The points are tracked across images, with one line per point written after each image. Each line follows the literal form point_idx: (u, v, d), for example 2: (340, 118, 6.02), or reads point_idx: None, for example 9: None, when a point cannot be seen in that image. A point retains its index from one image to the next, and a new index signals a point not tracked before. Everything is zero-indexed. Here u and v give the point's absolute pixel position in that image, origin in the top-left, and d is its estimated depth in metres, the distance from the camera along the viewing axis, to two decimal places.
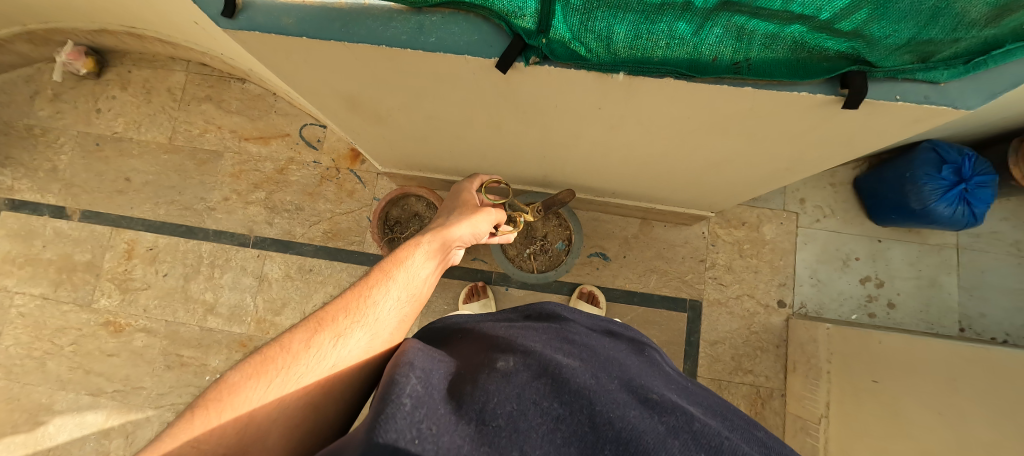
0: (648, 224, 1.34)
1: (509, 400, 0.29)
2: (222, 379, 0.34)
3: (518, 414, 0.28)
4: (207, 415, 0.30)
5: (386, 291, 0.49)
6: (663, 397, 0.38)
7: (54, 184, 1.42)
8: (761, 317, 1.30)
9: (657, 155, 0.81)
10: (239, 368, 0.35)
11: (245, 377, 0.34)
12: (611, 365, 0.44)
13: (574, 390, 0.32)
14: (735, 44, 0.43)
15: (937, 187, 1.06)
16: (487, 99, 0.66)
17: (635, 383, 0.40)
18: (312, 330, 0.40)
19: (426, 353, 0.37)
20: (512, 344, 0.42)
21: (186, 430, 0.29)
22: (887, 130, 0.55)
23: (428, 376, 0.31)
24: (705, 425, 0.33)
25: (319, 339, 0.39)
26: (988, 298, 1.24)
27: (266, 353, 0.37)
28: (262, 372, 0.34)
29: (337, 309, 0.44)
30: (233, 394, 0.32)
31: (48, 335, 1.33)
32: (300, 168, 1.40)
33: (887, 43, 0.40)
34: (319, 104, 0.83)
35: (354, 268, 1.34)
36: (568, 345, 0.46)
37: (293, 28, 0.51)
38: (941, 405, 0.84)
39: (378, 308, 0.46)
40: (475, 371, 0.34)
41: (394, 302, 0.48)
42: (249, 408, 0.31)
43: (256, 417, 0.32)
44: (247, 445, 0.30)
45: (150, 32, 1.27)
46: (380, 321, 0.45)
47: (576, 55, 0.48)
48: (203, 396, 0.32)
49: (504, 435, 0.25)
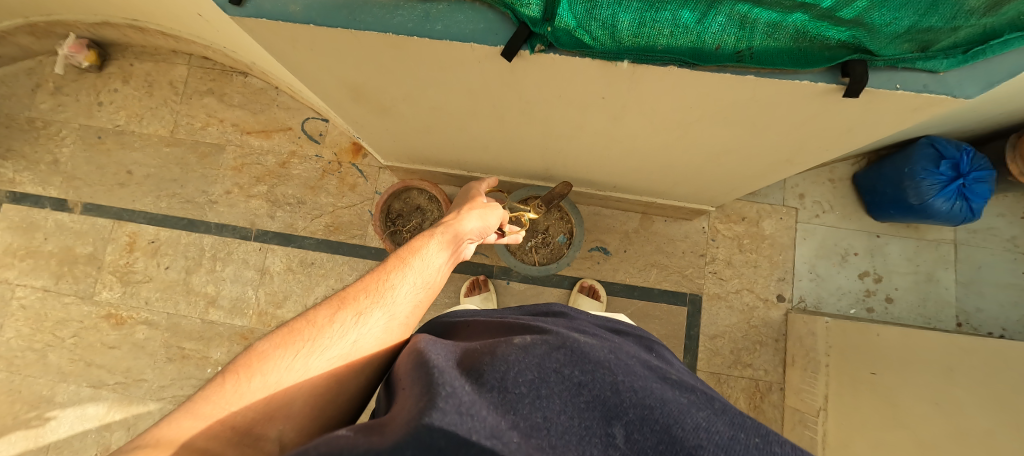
0: (648, 218, 1.35)
1: (530, 370, 0.30)
2: (253, 346, 0.38)
3: (539, 383, 0.29)
4: (237, 379, 0.33)
5: (403, 276, 0.51)
6: (679, 379, 0.38)
7: (55, 177, 1.42)
8: (760, 311, 1.30)
9: (658, 147, 0.82)
10: (267, 338, 0.39)
11: (273, 345, 0.37)
12: (625, 349, 0.44)
13: (593, 360, 0.33)
14: (738, 32, 0.44)
15: (934, 182, 1.07)
16: (490, 89, 0.66)
17: (650, 366, 0.40)
18: (334, 308, 0.43)
19: (441, 342, 0.38)
20: (526, 327, 0.42)
21: (221, 388, 0.32)
22: (887, 119, 0.55)
23: (449, 358, 0.32)
24: (725, 404, 0.33)
25: (341, 316, 0.43)
26: (985, 293, 1.25)
27: (293, 326, 0.40)
28: (288, 342, 0.38)
29: (357, 290, 0.47)
30: (264, 359, 0.35)
31: (49, 328, 1.34)
32: (302, 162, 1.40)
33: (888, 31, 0.41)
34: (323, 94, 0.83)
35: (356, 261, 1.34)
36: (581, 333, 0.47)
37: (300, 16, 0.52)
38: (937, 395, 0.85)
39: (395, 291, 0.48)
40: (494, 345, 0.35)
41: (410, 286, 0.50)
42: (276, 372, 0.34)
43: (283, 386, 0.34)
44: (274, 409, 0.33)
45: (153, 25, 1.27)
46: (397, 304, 0.48)
47: (581, 43, 0.49)
48: (237, 360, 0.36)
49: (527, 404, 0.26)
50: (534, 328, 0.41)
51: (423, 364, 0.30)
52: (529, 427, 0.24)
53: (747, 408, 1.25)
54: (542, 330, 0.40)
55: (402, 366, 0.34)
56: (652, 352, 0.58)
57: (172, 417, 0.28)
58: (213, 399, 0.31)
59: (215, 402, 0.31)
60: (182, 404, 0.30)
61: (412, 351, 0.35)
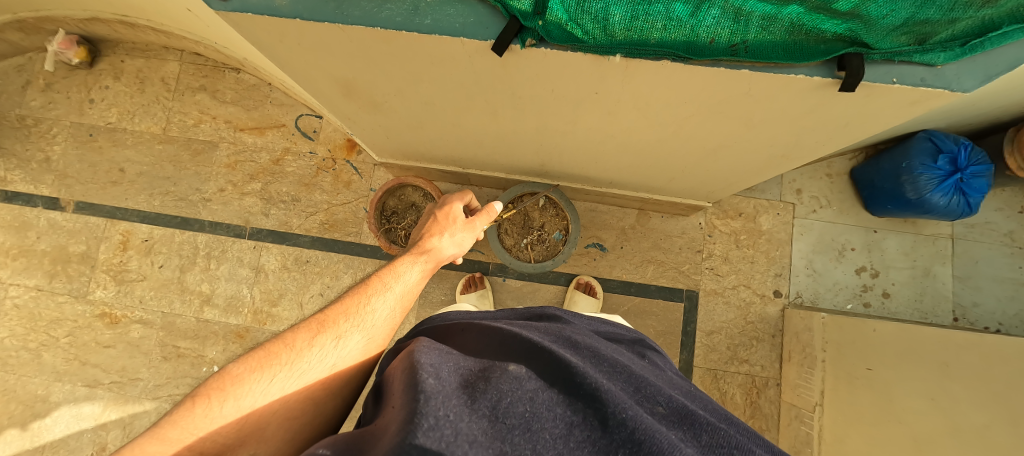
0: (645, 214, 1.34)
1: (521, 402, 0.29)
2: (226, 369, 0.40)
3: (529, 416, 0.28)
4: (206, 405, 0.35)
5: (383, 299, 0.55)
6: (670, 405, 0.38)
7: (47, 175, 1.41)
8: (756, 307, 1.30)
9: (653, 143, 0.81)
10: (241, 362, 0.41)
11: (248, 369, 0.40)
12: (617, 369, 0.44)
13: (585, 393, 0.32)
14: (732, 26, 0.43)
15: (933, 177, 1.07)
16: (483, 84, 0.65)
17: (642, 392, 0.40)
18: (314, 332, 0.47)
19: (436, 351, 0.37)
20: (520, 342, 0.42)
21: (189, 411, 0.35)
22: (883, 113, 0.54)
23: (441, 372, 0.32)
24: (713, 435, 0.34)
25: (321, 339, 0.46)
26: (981, 288, 1.25)
27: (269, 349, 0.43)
28: (264, 365, 0.40)
29: (337, 313, 0.50)
30: (236, 382, 0.38)
31: (43, 327, 1.33)
32: (296, 159, 1.39)
33: (884, 23, 0.41)
34: (314, 90, 0.82)
35: (351, 259, 1.34)
36: (575, 348, 0.46)
37: (286, 10, 0.51)
38: (932, 391, 0.84)
39: (373, 314, 0.53)
40: (486, 371, 0.34)
41: (388, 308, 0.55)
42: (250, 395, 0.37)
43: (258, 412, 0.36)
44: (246, 434, 0.35)
45: (143, 21, 1.25)
46: (373, 324, 0.52)
47: (572, 37, 0.48)
48: (208, 384, 0.38)
49: (516, 436, 0.26)
50: (529, 344, 0.41)
51: (414, 382, 0.29)
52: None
53: (743, 404, 1.25)
54: (536, 349, 0.40)
55: (394, 377, 0.34)
56: (643, 359, 0.57)
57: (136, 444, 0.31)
58: (180, 423, 0.33)
59: (182, 427, 0.33)
60: (148, 429, 0.33)
61: (407, 362, 0.34)
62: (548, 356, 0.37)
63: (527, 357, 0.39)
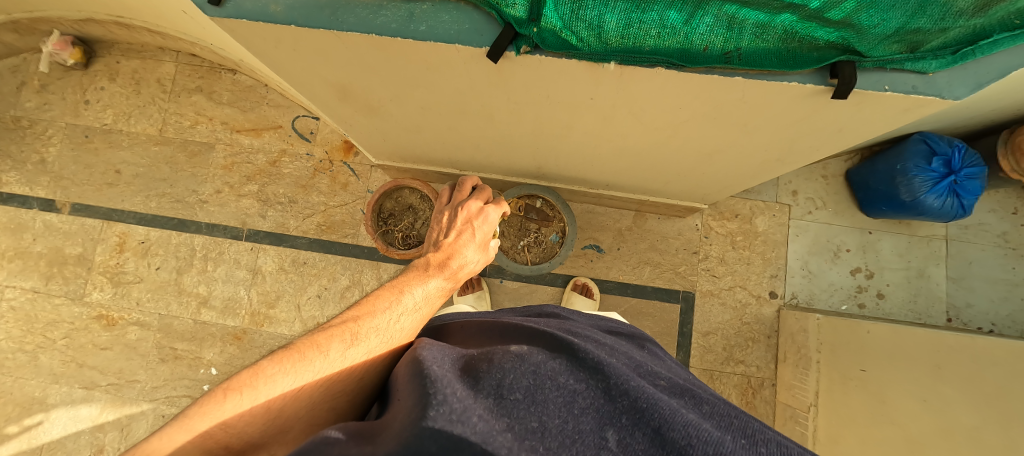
0: (641, 216, 1.35)
1: (526, 376, 0.30)
2: (257, 364, 0.39)
3: (534, 389, 0.29)
4: (235, 402, 0.34)
5: (407, 318, 0.53)
6: (670, 382, 0.39)
7: (43, 177, 1.40)
8: (752, 308, 1.31)
9: (649, 146, 0.81)
10: (273, 360, 0.39)
11: (281, 371, 0.38)
12: (618, 352, 0.45)
13: (588, 366, 0.33)
14: (726, 33, 0.43)
15: (926, 179, 1.08)
16: (479, 90, 0.66)
17: (644, 370, 0.41)
18: (345, 343, 0.45)
19: (438, 345, 0.39)
20: (522, 330, 0.43)
21: (220, 405, 0.33)
22: (874, 119, 0.55)
23: (445, 361, 0.33)
24: (713, 406, 0.34)
25: (351, 352, 0.44)
26: (975, 288, 1.26)
27: (301, 353, 0.41)
28: (297, 369, 0.39)
29: (368, 326, 0.48)
30: (268, 382, 0.36)
31: (39, 329, 1.33)
32: (293, 160, 1.39)
33: (876, 33, 0.41)
34: (310, 93, 0.82)
35: (348, 261, 1.34)
36: (575, 335, 0.47)
37: (281, 16, 0.51)
38: (925, 392, 0.85)
39: (400, 332, 0.51)
40: (489, 353, 0.35)
41: (410, 328, 0.53)
42: (279, 400, 0.36)
43: (284, 414, 0.36)
44: (273, 433, 0.35)
45: (139, 22, 1.24)
46: (398, 341, 0.50)
47: (567, 44, 0.48)
48: (239, 377, 0.37)
49: (521, 410, 0.27)
50: (531, 330, 0.42)
51: (419, 371, 0.30)
52: (524, 430, 0.25)
53: (738, 404, 1.26)
54: (537, 332, 0.41)
55: (399, 374, 0.34)
56: (643, 350, 0.58)
57: (166, 431, 0.30)
58: (209, 413, 0.33)
59: (210, 416, 0.32)
60: (176, 417, 0.32)
61: (411, 358, 0.35)
62: (549, 338, 0.38)
63: (530, 341, 0.40)
